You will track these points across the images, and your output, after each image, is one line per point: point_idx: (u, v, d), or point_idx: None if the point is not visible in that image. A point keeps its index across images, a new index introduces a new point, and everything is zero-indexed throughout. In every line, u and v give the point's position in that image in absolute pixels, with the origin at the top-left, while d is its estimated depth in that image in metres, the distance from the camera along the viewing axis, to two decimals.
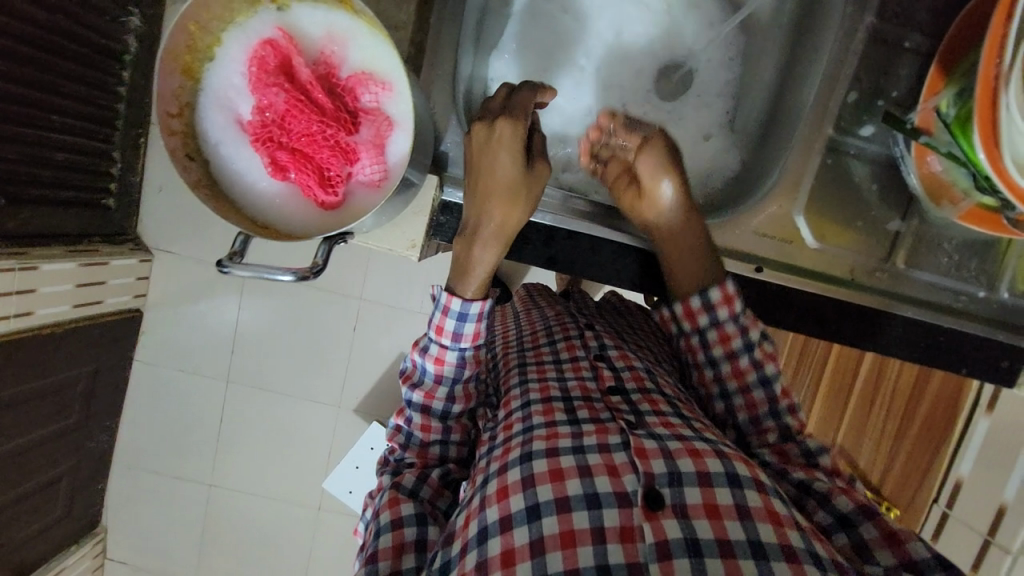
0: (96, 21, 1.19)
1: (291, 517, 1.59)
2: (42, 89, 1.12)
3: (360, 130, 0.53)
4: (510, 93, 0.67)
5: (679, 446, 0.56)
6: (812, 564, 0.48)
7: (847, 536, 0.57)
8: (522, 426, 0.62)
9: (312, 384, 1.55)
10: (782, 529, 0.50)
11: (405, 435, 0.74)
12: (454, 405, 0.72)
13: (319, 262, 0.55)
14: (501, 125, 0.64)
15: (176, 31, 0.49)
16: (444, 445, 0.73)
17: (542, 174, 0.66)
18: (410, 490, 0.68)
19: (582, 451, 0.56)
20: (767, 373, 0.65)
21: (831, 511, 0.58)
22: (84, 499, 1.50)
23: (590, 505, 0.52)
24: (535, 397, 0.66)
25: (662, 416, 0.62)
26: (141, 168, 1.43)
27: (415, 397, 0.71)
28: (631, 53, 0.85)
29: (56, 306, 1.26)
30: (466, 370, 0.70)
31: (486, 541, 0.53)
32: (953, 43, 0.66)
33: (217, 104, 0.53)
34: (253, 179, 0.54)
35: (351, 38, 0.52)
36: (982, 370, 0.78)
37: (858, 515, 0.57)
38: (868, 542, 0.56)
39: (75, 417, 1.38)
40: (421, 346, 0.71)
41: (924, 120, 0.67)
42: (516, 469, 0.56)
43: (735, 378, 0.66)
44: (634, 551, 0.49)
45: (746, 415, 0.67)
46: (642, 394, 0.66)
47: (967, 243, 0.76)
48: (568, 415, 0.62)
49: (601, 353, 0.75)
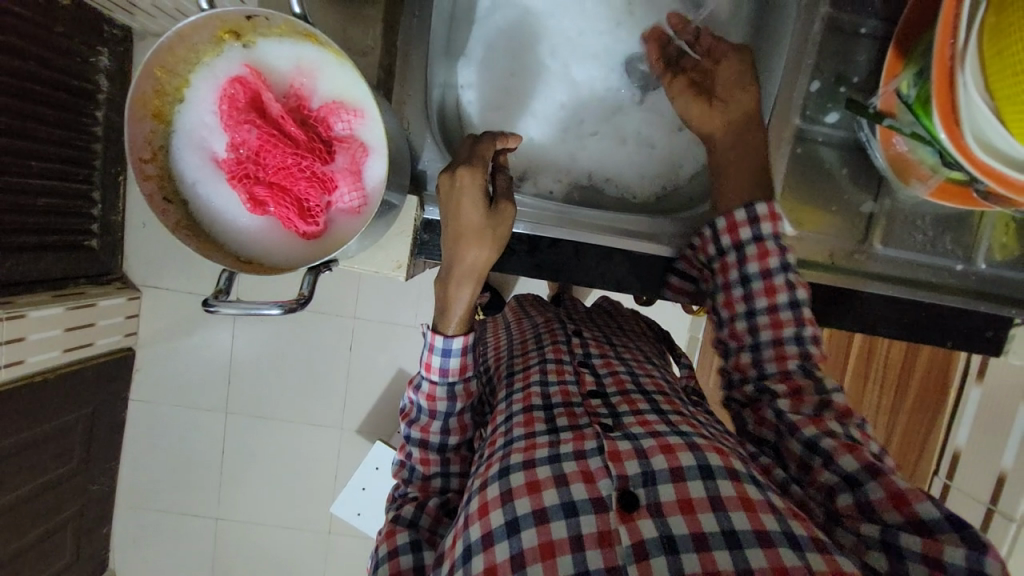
0: (67, 64, 1.19)
1: (301, 544, 1.58)
2: (16, 136, 1.11)
3: (335, 158, 0.53)
4: (471, 141, 0.67)
5: (653, 443, 0.58)
6: (787, 545, 0.49)
7: (852, 495, 0.55)
8: (503, 441, 0.64)
9: (312, 408, 1.54)
10: (756, 514, 0.51)
11: (409, 470, 0.75)
12: (450, 437, 0.73)
13: (305, 293, 0.55)
14: (461, 173, 0.63)
15: (143, 78, 0.49)
16: (446, 476, 0.74)
17: (508, 213, 0.65)
18: (409, 520, 0.68)
19: (558, 460, 0.58)
20: (799, 296, 0.62)
21: (834, 471, 0.56)
22: (91, 543, 1.48)
23: (567, 514, 0.53)
24: (518, 408, 0.68)
25: (639, 414, 0.64)
26: (122, 206, 1.42)
27: (412, 433, 0.73)
28: (601, 54, 0.85)
29: (46, 352, 1.24)
30: (457, 403, 0.71)
31: (471, 559, 0.54)
32: (909, 26, 0.68)
33: (189, 146, 0.53)
34: (232, 217, 0.54)
35: (319, 69, 0.53)
36: (968, 341, 0.80)
37: (864, 475, 0.54)
38: (874, 503, 0.53)
39: (75, 461, 1.37)
40: (413, 383, 0.73)
41: (887, 104, 0.69)
42: (495, 484, 0.58)
43: (766, 294, 0.64)
44: (613, 555, 0.50)
45: (770, 335, 0.63)
46: (622, 395, 0.68)
47: (941, 219, 0.78)
48: (547, 425, 0.63)
49: (586, 360, 0.77)
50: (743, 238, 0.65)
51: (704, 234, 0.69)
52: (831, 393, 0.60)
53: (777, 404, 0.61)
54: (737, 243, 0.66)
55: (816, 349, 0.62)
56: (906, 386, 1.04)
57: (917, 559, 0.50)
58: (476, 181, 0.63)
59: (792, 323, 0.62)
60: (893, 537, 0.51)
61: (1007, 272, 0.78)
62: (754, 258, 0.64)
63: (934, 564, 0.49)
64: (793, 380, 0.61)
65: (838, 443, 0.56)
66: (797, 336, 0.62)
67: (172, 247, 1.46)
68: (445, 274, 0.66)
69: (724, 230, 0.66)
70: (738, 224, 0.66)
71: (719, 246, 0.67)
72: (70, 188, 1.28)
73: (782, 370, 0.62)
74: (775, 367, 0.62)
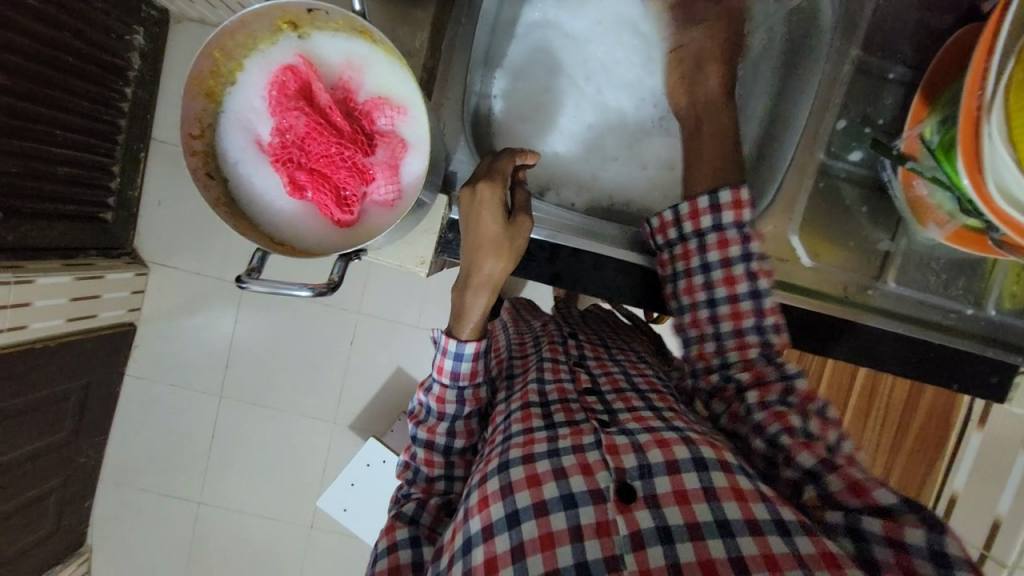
0: (103, 39, 1.22)
1: (283, 536, 1.56)
2: (46, 105, 1.13)
3: (376, 152, 0.55)
4: (490, 157, 0.68)
5: (648, 437, 0.59)
6: (774, 531, 0.51)
7: (815, 487, 0.56)
8: (502, 438, 0.64)
9: (308, 399, 1.54)
10: (746, 503, 0.53)
11: (413, 472, 0.74)
12: (455, 441, 0.73)
13: (336, 279, 0.56)
14: (483, 190, 0.64)
15: (201, 58, 0.51)
16: (450, 480, 0.73)
17: (525, 226, 0.66)
18: (410, 517, 0.69)
19: (557, 454, 0.59)
20: (759, 285, 0.66)
21: (797, 466, 0.57)
22: (71, 517, 1.46)
23: (567, 506, 0.54)
24: (516, 407, 0.68)
25: (634, 411, 0.65)
26: (140, 183, 1.44)
27: (419, 433, 0.74)
28: (630, 72, 0.86)
29: (49, 320, 1.24)
30: (466, 407, 0.72)
31: (471, 551, 0.55)
32: (936, 76, 0.70)
33: (237, 127, 0.54)
34: (271, 198, 0.55)
35: (368, 65, 0.54)
36: (974, 386, 0.80)
37: (822, 468, 0.56)
38: (834, 494, 0.54)
39: (65, 432, 1.36)
40: (425, 386, 0.74)
41: (910, 146, 0.71)
42: (494, 479, 0.59)
43: (727, 284, 0.66)
44: (611, 545, 0.52)
45: (732, 326, 0.65)
46: (616, 393, 0.69)
47: (953, 263, 0.80)
48: (545, 421, 0.64)
49: (581, 361, 0.77)
50: (706, 226, 0.67)
51: (664, 216, 0.70)
52: (792, 379, 0.62)
53: (747, 401, 0.62)
54: (698, 231, 0.68)
55: (777, 339, 0.65)
56: (907, 426, 1.05)
57: (882, 542, 0.50)
58: (496, 196, 0.64)
59: (751, 314, 0.65)
60: (856, 521, 0.52)
61: (1015, 321, 0.79)
62: (714, 247, 0.67)
63: (898, 546, 0.50)
64: (756, 367, 0.63)
65: (794, 439, 0.57)
66: (758, 326, 0.65)
67: (186, 226, 1.47)
68: (462, 283, 0.67)
69: (686, 214, 0.69)
70: (699, 211, 0.68)
71: (681, 231, 0.69)
72: (91, 160, 1.30)
73: (743, 358, 0.64)
74: (737, 355, 0.65)
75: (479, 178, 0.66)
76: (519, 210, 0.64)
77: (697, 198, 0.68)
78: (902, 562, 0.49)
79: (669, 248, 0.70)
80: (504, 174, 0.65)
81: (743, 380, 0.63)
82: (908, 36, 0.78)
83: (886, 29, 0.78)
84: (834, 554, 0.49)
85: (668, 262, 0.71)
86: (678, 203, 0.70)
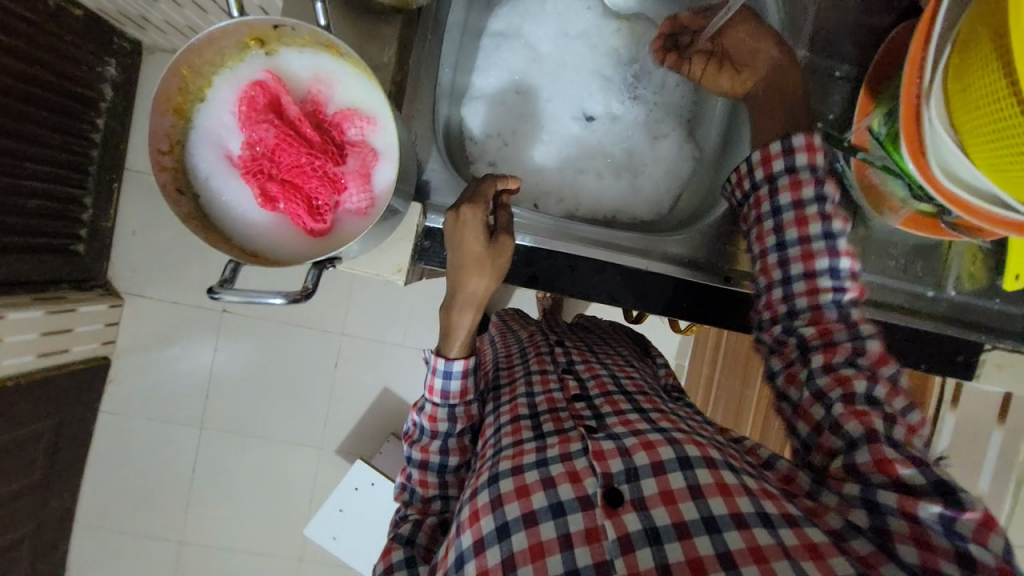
0: (74, 71, 1.21)
1: (271, 570, 1.51)
2: (17, 138, 1.11)
3: (347, 161, 0.56)
4: (473, 181, 0.68)
5: (634, 441, 0.59)
6: (761, 525, 0.51)
7: (846, 458, 0.55)
8: (492, 451, 0.65)
9: (293, 425, 1.50)
10: (732, 498, 0.53)
11: (409, 493, 0.73)
12: (449, 458, 0.73)
13: (309, 286, 0.56)
14: (465, 212, 0.64)
15: (169, 75, 0.52)
16: (445, 500, 0.72)
17: (507, 246, 0.66)
18: (406, 538, 0.68)
19: (545, 464, 0.59)
20: (831, 227, 0.65)
21: (841, 435, 0.56)
22: (46, 564, 1.39)
23: (555, 515, 0.54)
24: (505, 420, 0.69)
25: (622, 414, 0.65)
26: (113, 213, 1.42)
27: (413, 454, 0.73)
28: (595, 83, 0.90)
29: (20, 357, 1.20)
30: (458, 425, 0.72)
31: (463, 566, 0.55)
32: (878, 74, 0.75)
33: (206, 142, 0.56)
34: (242, 210, 0.56)
35: (336, 78, 0.56)
36: (940, 365, 0.83)
37: (863, 438, 0.54)
38: (860, 466, 0.54)
39: (38, 473, 1.30)
40: (415, 407, 0.73)
41: (861, 138, 0.74)
42: (485, 492, 0.59)
43: (797, 225, 0.66)
44: (600, 550, 0.52)
45: (801, 267, 0.65)
46: (604, 397, 0.70)
47: (913, 248, 0.83)
48: (534, 432, 0.64)
49: (569, 367, 0.78)
50: (777, 170, 0.68)
51: (741, 169, 0.73)
52: (865, 340, 0.60)
53: (811, 365, 0.61)
54: (769, 177, 0.69)
55: (851, 283, 0.64)
56: None
57: (894, 514, 0.51)
58: (478, 218, 0.64)
59: (825, 255, 0.64)
60: (872, 493, 0.52)
61: (974, 300, 0.83)
62: (787, 188, 0.67)
63: (911, 519, 0.50)
64: (824, 318, 0.62)
65: (847, 408, 0.56)
66: (831, 269, 0.64)
67: (162, 254, 1.45)
68: (449, 301, 0.68)
69: (759, 160, 0.70)
70: (772, 156, 0.69)
71: (754, 180, 0.71)
72: (61, 192, 1.27)
73: (813, 305, 0.63)
74: (807, 301, 0.64)
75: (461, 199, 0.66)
76: (500, 231, 0.65)
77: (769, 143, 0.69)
78: (917, 534, 0.50)
79: (744, 201, 0.73)
80: (485, 193, 0.65)
81: (805, 339, 0.62)
82: (851, 37, 0.83)
83: (829, 31, 0.83)
84: (816, 544, 0.49)
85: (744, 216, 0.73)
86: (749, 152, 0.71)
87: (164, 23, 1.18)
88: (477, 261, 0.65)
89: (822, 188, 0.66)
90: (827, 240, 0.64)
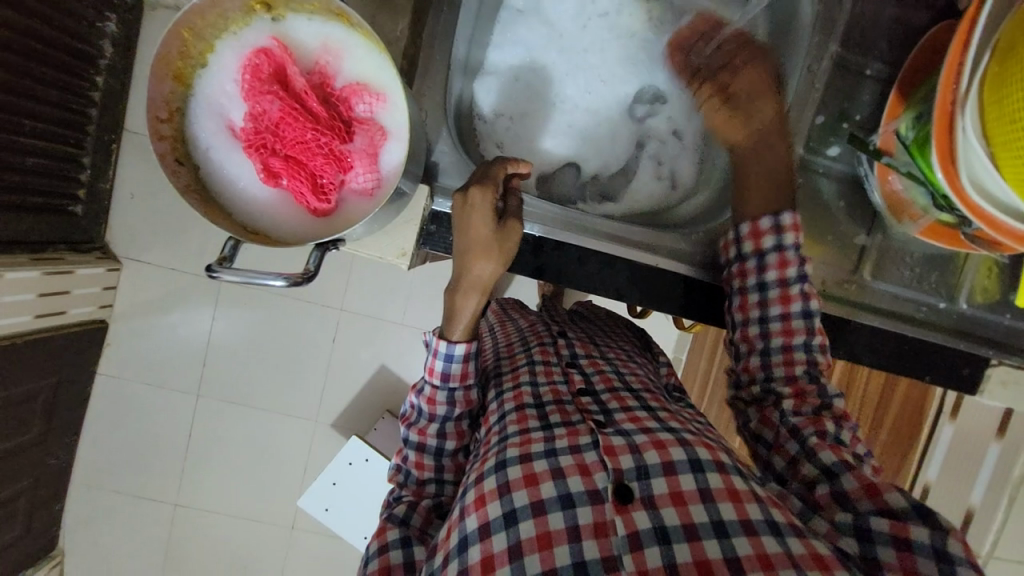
0: (74, 25, 1.17)
1: (264, 538, 1.53)
2: (15, 93, 1.08)
3: (354, 138, 0.53)
4: (483, 164, 0.67)
5: (644, 439, 0.59)
6: (770, 534, 0.50)
7: (829, 485, 0.57)
8: (498, 438, 0.64)
9: (289, 398, 1.50)
10: (741, 505, 0.53)
11: (403, 474, 0.73)
12: (447, 442, 0.72)
13: (311, 269, 0.54)
14: (472, 194, 0.63)
15: (170, 37, 0.49)
16: (440, 483, 0.72)
17: (515, 230, 0.64)
18: (401, 518, 0.68)
19: (554, 454, 0.59)
20: (812, 306, 0.66)
21: (817, 463, 0.59)
22: (42, 520, 1.40)
23: (564, 506, 0.54)
24: (510, 407, 0.68)
25: (630, 411, 0.65)
26: (112, 175, 1.39)
27: (410, 436, 0.72)
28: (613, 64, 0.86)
29: (18, 316, 1.19)
30: (456, 409, 0.71)
31: (467, 549, 0.55)
32: (911, 73, 0.72)
33: (208, 111, 0.53)
34: (245, 183, 0.54)
35: (346, 49, 0.53)
36: (945, 376, 0.83)
37: (840, 467, 0.57)
38: (848, 493, 0.56)
39: (35, 432, 1.31)
40: (416, 388, 0.73)
41: (886, 142, 0.73)
42: (492, 477, 0.58)
43: (781, 302, 0.67)
44: (608, 545, 0.51)
45: (780, 341, 0.66)
46: (610, 392, 0.69)
47: (928, 258, 0.82)
48: (541, 421, 0.64)
49: (573, 360, 0.77)
50: (766, 246, 0.68)
51: (727, 237, 0.72)
52: (835, 399, 0.63)
53: (783, 407, 0.64)
54: (759, 250, 0.69)
55: (822, 358, 0.66)
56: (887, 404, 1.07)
57: (886, 542, 0.51)
58: (487, 201, 0.63)
59: (804, 332, 0.65)
60: (864, 520, 0.53)
61: (985, 314, 0.82)
62: (774, 266, 0.67)
63: (902, 546, 0.50)
64: (799, 383, 0.64)
65: (822, 441, 0.60)
66: (807, 344, 0.65)
67: (161, 220, 1.42)
68: (454, 284, 0.67)
69: (737, 268, 0.71)
70: (762, 232, 0.69)
71: (740, 251, 0.71)
72: (60, 151, 1.24)
73: (788, 374, 0.65)
74: (783, 370, 0.65)
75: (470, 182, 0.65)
76: (508, 215, 0.64)
77: (759, 219, 0.69)
78: (903, 562, 0.50)
79: (728, 266, 0.72)
80: (495, 177, 0.64)
81: (780, 396, 0.65)
82: (884, 33, 0.80)
83: (862, 26, 0.80)
84: (823, 556, 0.49)
85: (728, 278, 0.73)
86: (739, 223, 0.71)
87: None
88: (484, 245, 0.63)
89: (810, 304, 0.66)
90: (808, 352, 0.65)
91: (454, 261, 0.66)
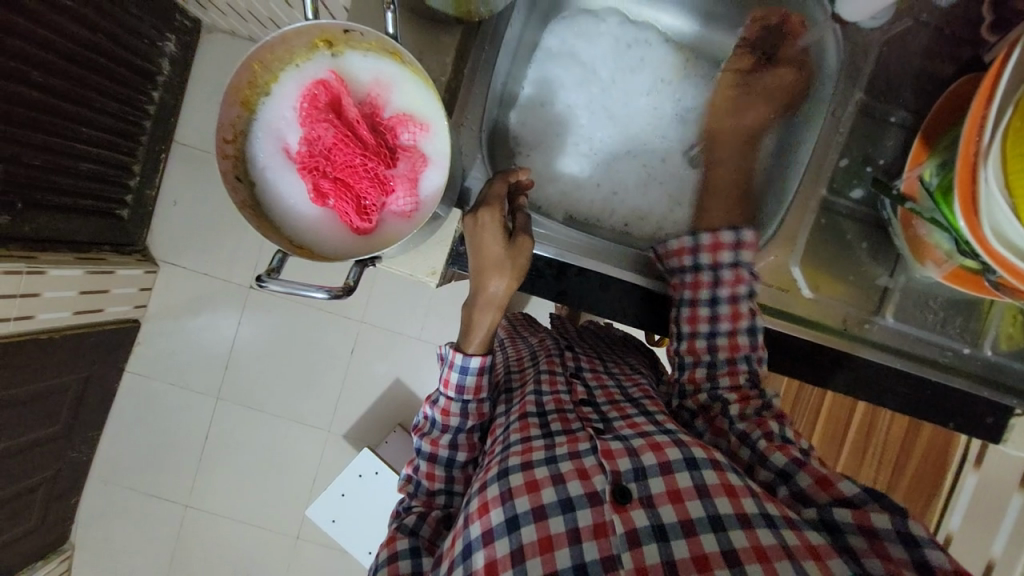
0: (138, 44, 1.27)
1: (269, 546, 1.54)
2: (74, 102, 1.16)
3: (398, 165, 0.57)
4: (484, 184, 0.71)
5: (642, 442, 0.60)
6: (763, 525, 0.52)
7: (787, 487, 0.58)
8: (501, 447, 0.65)
9: (305, 406, 1.54)
10: (737, 500, 0.54)
11: (414, 485, 0.74)
12: (458, 454, 0.74)
13: (350, 283, 0.58)
14: (483, 216, 0.67)
15: (242, 70, 0.54)
16: (450, 494, 0.73)
17: (526, 246, 0.67)
18: (411, 528, 0.69)
19: (554, 461, 0.60)
20: (756, 325, 0.70)
21: (770, 468, 0.60)
22: (58, 511, 1.44)
23: (565, 509, 0.55)
24: (514, 418, 0.69)
25: (629, 418, 0.66)
26: (159, 183, 1.47)
27: (422, 446, 0.73)
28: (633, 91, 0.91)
29: (57, 312, 1.25)
30: (469, 421, 0.73)
31: (471, 556, 0.56)
32: (935, 122, 0.74)
33: (268, 134, 0.58)
34: (295, 202, 0.59)
35: (396, 85, 0.58)
36: (968, 424, 0.82)
37: (792, 467, 0.58)
38: (805, 491, 0.57)
39: (60, 424, 1.36)
40: (430, 399, 0.74)
41: (910, 187, 0.75)
42: (494, 485, 0.59)
43: (732, 321, 0.69)
44: (607, 545, 0.53)
45: (727, 357, 0.69)
46: (612, 403, 0.70)
47: (952, 303, 0.81)
48: (542, 429, 0.65)
49: (577, 372, 0.78)
50: (724, 259, 0.71)
51: (684, 242, 0.73)
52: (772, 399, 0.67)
53: (729, 412, 0.66)
54: (715, 262, 0.72)
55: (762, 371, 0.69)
56: (912, 449, 1.09)
57: (854, 531, 0.53)
58: (497, 220, 0.66)
59: (747, 349, 0.69)
60: (829, 514, 0.55)
61: (1012, 363, 0.81)
62: (728, 281, 0.70)
63: (870, 533, 0.53)
64: (742, 390, 0.67)
65: (770, 443, 0.61)
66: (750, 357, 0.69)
67: (199, 226, 1.50)
68: (470, 301, 0.69)
69: (692, 279, 0.72)
70: (720, 244, 0.72)
71: (697, 260, 0.72)
72: (112, 158, 1.33)
73: (732, 385, 0.68)
74: (727, 381, 0.68)
75: (478, 206, 0.68)
76: (519, 231, 0.66)
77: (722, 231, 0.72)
78: (877, 548, 0.52)
79: (681, 274, 0.73)
80: (501, 198, 0.68)
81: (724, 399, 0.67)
82: (909, 82, 0.83)
83: (888, 74, 0.82)
84: (815, 546, 0.52)
85: (678, 287, 0.74)
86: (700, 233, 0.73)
87: (226, 7, 1.21)
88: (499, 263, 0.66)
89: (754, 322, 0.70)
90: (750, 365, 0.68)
91: (472, 282, 0.69)
